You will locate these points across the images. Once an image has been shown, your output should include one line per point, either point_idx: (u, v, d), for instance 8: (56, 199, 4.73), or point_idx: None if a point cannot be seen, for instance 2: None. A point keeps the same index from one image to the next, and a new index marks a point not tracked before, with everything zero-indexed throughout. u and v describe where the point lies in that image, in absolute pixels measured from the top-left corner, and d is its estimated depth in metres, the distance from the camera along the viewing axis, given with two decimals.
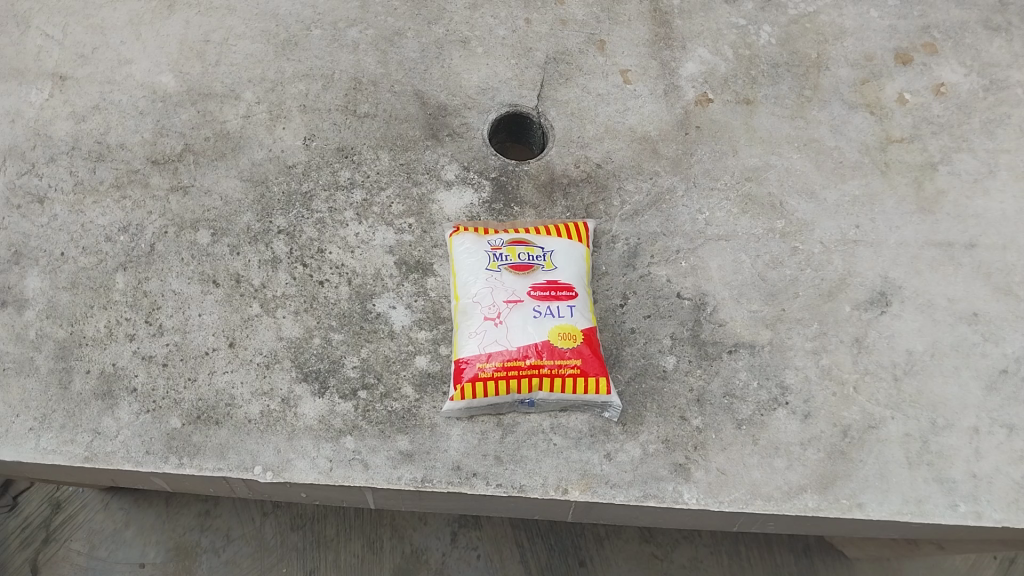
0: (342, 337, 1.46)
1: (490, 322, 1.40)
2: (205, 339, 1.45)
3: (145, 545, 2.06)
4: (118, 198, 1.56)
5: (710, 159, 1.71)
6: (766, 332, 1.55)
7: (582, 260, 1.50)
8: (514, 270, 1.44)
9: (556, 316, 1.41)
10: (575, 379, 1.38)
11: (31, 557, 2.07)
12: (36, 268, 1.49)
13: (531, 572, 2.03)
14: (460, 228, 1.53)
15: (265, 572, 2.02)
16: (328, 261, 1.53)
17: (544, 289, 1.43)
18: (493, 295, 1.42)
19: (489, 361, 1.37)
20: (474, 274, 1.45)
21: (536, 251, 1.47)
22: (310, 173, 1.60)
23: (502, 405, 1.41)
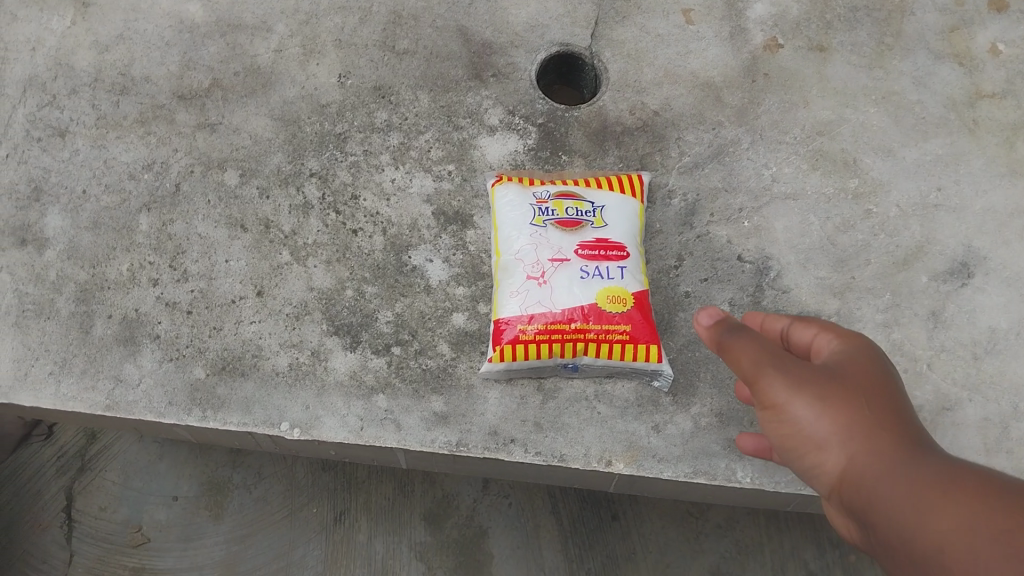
0: (375, 290, 1.37)
1: (533, 281, 1.29)
2: (232, 286, 1.37)
3: (178, 478, 1.98)
4: (143, 134, 1.47)
5: (777, 110, 1.57)
6: (834, 301, 1.44)
7: (635, 217, 1.37)
8: (560, 226, 1.32)
9: (605, 277, 1.29)
10: (623, 346, 1.28)
11: (66, 486, 1.99)
12: (57, 205, 1.42)
13: (563, 525, 1.89)
14: (502, 177, 1.41)
15: (296, 511, 1.93)
16: (362, 209, 1.43)
17: (593, 247, 1.31)
18: (537, 252, 1.31)
19: (531, 324, 1.27)
20: (517, 228, 1.34)
21: (585, 206, 1.35)
22: (345, 114, 1.50)
23: (544, 369, 1.30)
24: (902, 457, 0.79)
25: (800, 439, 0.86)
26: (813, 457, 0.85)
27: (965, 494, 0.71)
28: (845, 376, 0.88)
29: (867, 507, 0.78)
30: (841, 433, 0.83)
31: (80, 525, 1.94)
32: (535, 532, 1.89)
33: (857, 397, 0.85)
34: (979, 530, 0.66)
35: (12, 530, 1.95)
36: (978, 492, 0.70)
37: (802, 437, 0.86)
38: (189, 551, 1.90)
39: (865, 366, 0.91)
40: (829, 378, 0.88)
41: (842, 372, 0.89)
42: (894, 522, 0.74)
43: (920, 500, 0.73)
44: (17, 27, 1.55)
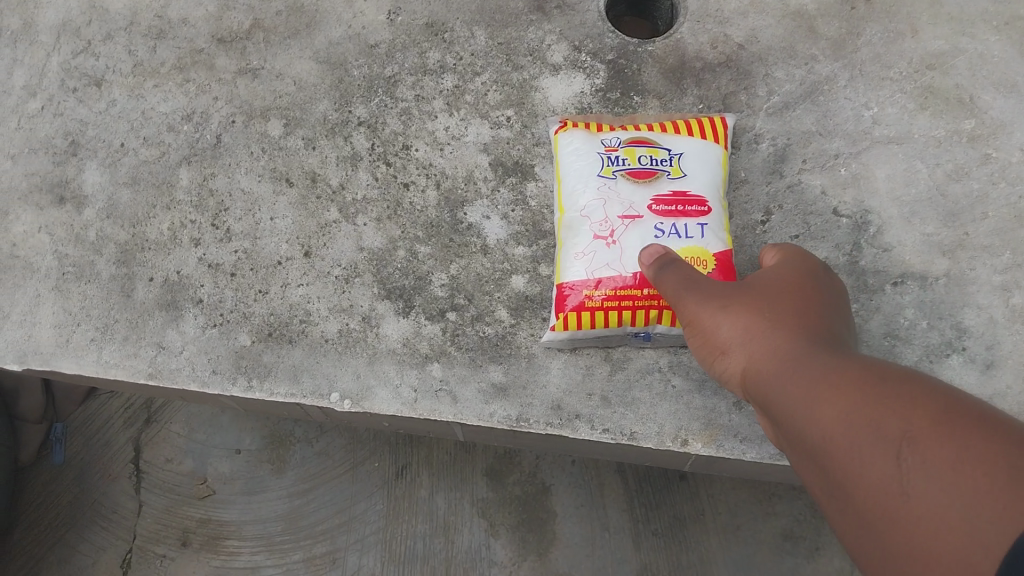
0: (429, 250, 1.27)
1: (601, 241, 1.15)
2: (277, 246, 1.28)
3: (241, 430, 1.88)
4: (181, 81, 1.37)
5: (881, 41, 1.38)
6: (943, 261, 1.27)
7: (719, 167, 1.21)
8: (632, 177, 1.17)
9: (683, 237, 1.14)
10: None
11: (133, 438, 1.91)
12: (95, 160, 1.35)
13: (629, 484, 1.74)
14: (568, 124, 1.26)
15: (357, 465, 1.81)
16: (414, 160, 1.31)
17: (670, 202, 1.15)
18: (606, 207, 1.16)
19: (597, 289, 1.14)
20: (583, 181, 1.19)
21: (660, 154, 1.19)
22: (395, 54, 1.37)
23: (612, 338, 1.18)
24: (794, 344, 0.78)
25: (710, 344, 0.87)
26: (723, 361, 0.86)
27: (837, 371, 0.69)
28: (763, 290, 0.89)
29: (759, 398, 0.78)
30: (745, 334, 0.83)
31: (148, 476, 1.86)
32: (600, 492, 1.74)
33: (768, 303, 0.86)
34: (832, 397, 0.66)
35: (83, 479, 1.88)
36: (848, 369, 0.69)
37: (712, 344, 0.87)
38: (253, 504, 1.80)
39: (792, 283, 0.91)
40: (744, 291, 0.89)
41: (762, 287, 0.91)
42: (775, 408, 0.73)
43: (793, 380, 0.72)
44: None
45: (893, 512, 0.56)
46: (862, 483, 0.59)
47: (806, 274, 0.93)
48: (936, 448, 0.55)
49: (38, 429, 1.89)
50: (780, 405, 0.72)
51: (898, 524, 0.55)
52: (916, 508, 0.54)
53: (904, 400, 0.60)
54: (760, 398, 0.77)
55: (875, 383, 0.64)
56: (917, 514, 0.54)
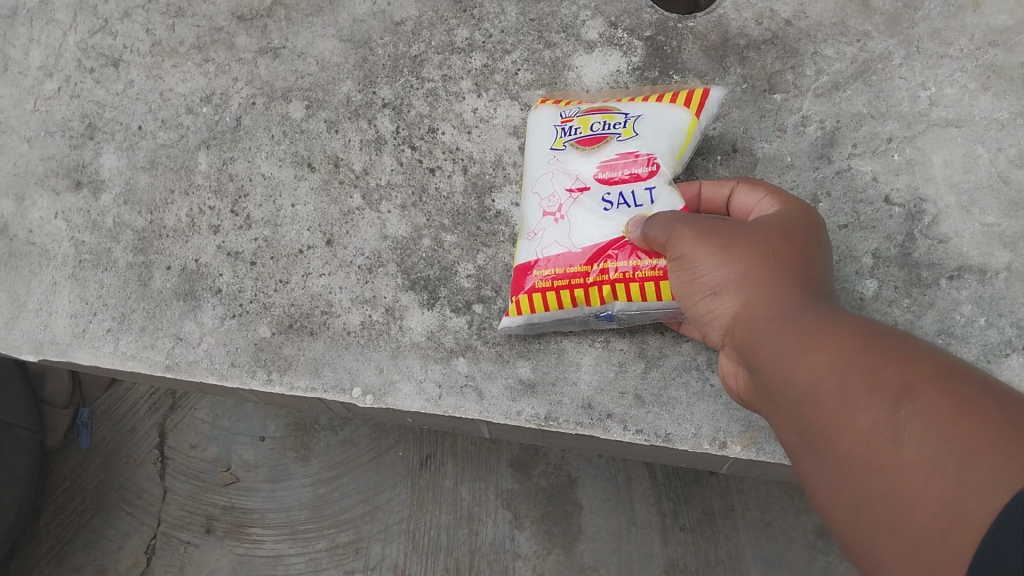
0: (455, 239, 1.21)
1: (548, 218, 1.10)
2: (299, 234, 1.23)
3: (265, 417, 1.84)
4: (200, 61, 1.32)
5: (940, 16, 1.29)
6: (1003, 253, 1.19)
7: (684, 124, 1.08)
8: (580, 146, 1.10)
9: (630, 207, 1.05)
10: (656, 284, 1.02)
11: (159, 423, 1.87)
12: (112, 143, 1.30)
13: (657, 478, 1.68)
14: (542, 97, 1.22)
15: (379, 454, 1.76)
16: (440, 144, 1.25)
17: (617, 168, 1.07)
18: (554, 181, 1.11)
19: (545, 267, 1.08)
20: (539, 156, 1.15)
21: (615, 117, 1.10)
22: (421, 32, 1.30)
23: (574, 321, 1.10)
24: (791, 296, 0.77)
25: (700, 291, 0.86)
26: (710, 306, 0.85)
27: (837, 325, 0.70)
28: (759, 226, 0.86)
29: (749, 346, 0.78)
30: (741, 282, 0.81)
31: (173, 462, 1.83)
32: (628, 485, 1.68)
33: (766, 245, 0.83)
34: (833, 352, 0.66)
35: (107, 465, 1.85)
36: (847, 324, 0.70)
37: (704, 290, 0.85)
38: (277, 492, 1.77)
39: (789, 221, 0.89)
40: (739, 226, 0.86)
41: (760, 221, 0.88)
42: (767, 357, 0.73)
43: (791, 331, 0.72)
44: None
45: (885, 459, 0.58)
46: (858, 432, 0.60)
47: (804, 216, 0.91)
48: (939, 405, 0.56)
49: (63, 413, 1.86)
50: (773, 353, 0.72)
51: (887, 471, 0.57)
52: (912, 460, 0.56)
53: (908, 360, 0.61)
54: (750, 345, 0.77)
55: (878, 340, 0.65)
56: (911, 466, 0.56)
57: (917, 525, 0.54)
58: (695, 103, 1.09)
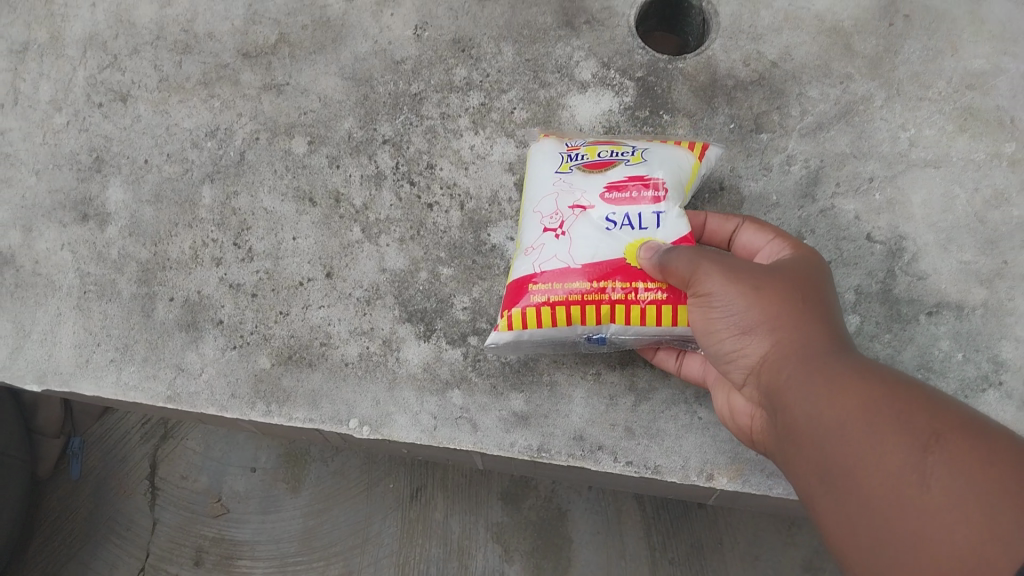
0: (452, 272, 1.25)
1: (550, 234, 1.10)
2: (300, 267, 1.27)
3: (256, 448, 1.87)
4: (205, 96, 1.36)
5: (920, 60, 1.35)
6: (980, 290, 1.23)
7: (689, 163, 1.14)
8: (587, 169, 1.13)
9: (637, 227, 1.07)
10: (656, 309, 1.04)
11: (149, 454, 1.90)
12: (119, 177, 1.34)
13: (647, 509, 1.72)
14: (544, 136, 1.27)
15: (370, 486, 1.79)
16: (438, 180, 1.29)
17: (624, 188, 1.09)
18: (558, 200, 1.11)
19: (542, 283, 1.07)
20: (542, 178, 1.16)
21: (623, 148, 1.15)
22: (421, 71, 1.35)
23: (566, 340, 1.11)
24: (818, 343, 0.83)
25: (724, 328, 0.90)
26: (733, 343, 0.89)
27: (863, 372, 0.76)
28: (783, 271, 0.91)
29: (775, 386, 0.82)
30: (768, 323, 0.86)
31: (164, 492, 1.85)
32: (617, 517, 1.72)
33: (792, 291, 0.88)
34: (865, 400, 0.71)
35: (97, 495, 1.87)
36: (871, 372, 0.75)
37: (728, 327, 0.89)
38: (267, 523, 1.79)
39: (810, 269, 0.94)
40: (766, 268, 0.91)
41: (783, 266, 0.93)
42: (796, 398, 0.78)
43: (822, 377, 0.77)
44: None
45: (911, 500, 0.63)
46: (889, 476, 0.65)
47: (821, 265, 0.97)
48: (967, 452, 0.62)
49: (54, 444, 1.87)
50: (804, 395, 0.77)
51: (911, 512, 0.62)
52: (941, 503, 0.61)
53: (938, 414, 0.67)
54: (777, 386, 0.82)
55: (907, 392, 0.70)
56: (938, 506, 0.61)
57: (940, 563, 0.59)
58: (699, 149, 1.16)
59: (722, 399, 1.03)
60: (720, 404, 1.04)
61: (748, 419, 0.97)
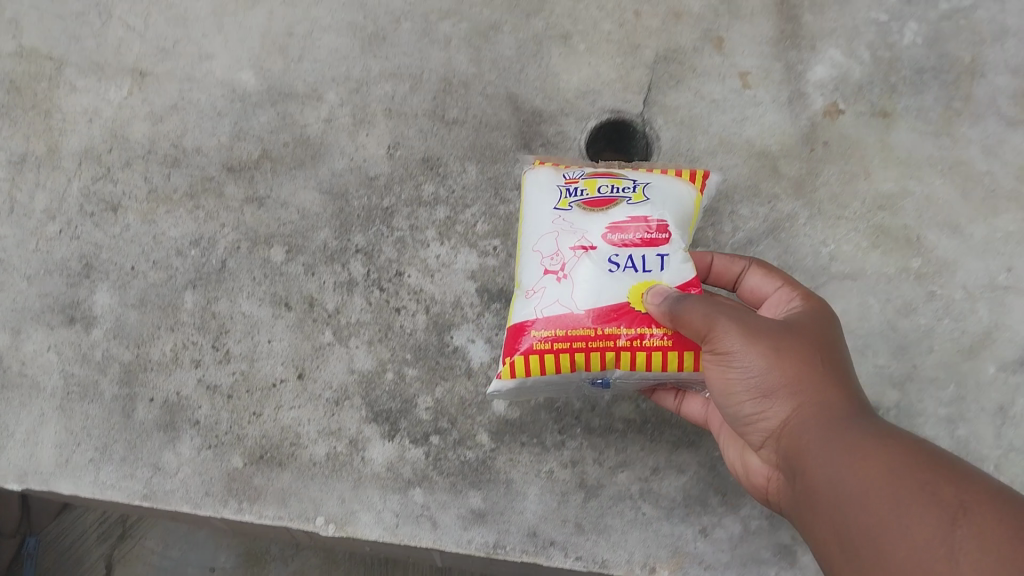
0: (416, 373, 1.35)
1: (552, 276, 1.17)
2: (273, 368, 1.36)
3: (217, 547, 1.92)
4: (191, 208, 1.48)
5: (838, 181, 1.52)
6: (893, 392, 1.40)
7: (686, 199, 1.22)
8: (588, 207, 1.20)
9: (640, 270, 1.15)
10: (659, 354, 1.13)
11: (106, 554, 1.93)
12: (106, 282, 1.44)
13: None
14: (540, 163, 1.33)
15: None
16: (405, 286, 1.41)
17: (626, 230, 1.17)
18: (560, 240, 1.19)
19: (547, 328, 1.15)
20: (543, 215, 1.23)
21: (624, 182, 1.22)
22: (392, 186, 1.49)
23: (570, 381, 1.19)
24: (837, 412, 0.94)
25: (745, 388, 1.01)
26: (756, 405, 1.00)
27: (890, 445, 0.86)
28: (801, 334, 1.03)
29: (800, 451, 0.94)
30: (789, 389, 0.97)
31: None
32: None
33: (810, 358, 1.00)
34: (890, 468, 0.82)
35: None
36: (898, 446, 0.85)
37: (749, 387, 1.00)
38: None
39: (822, 330, 1.06)
40: (783, 332, 1.02)
41: (798, 329, 1.04)
42: (821, 464, 0.89)
43: (845, 445, 0.89)
44: (75, 98, 1.59)
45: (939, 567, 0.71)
46: (907, 532, 0.76)
47: (830, 326, 1.09)
48: (992, 526, 0.71)
49: (10, 543, 1.88)
50: (831, 462, 0.89)
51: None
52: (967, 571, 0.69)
53: (953, 479, 0.79)
54: (803, 451, 0.93)
55: (929, 463, 0.81)
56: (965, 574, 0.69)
57: None
58: (694, 184, 1.24)
59: (731, 450, 1.14)
60: (734, 463, 1.15)
61: (763, 481, 1.07)
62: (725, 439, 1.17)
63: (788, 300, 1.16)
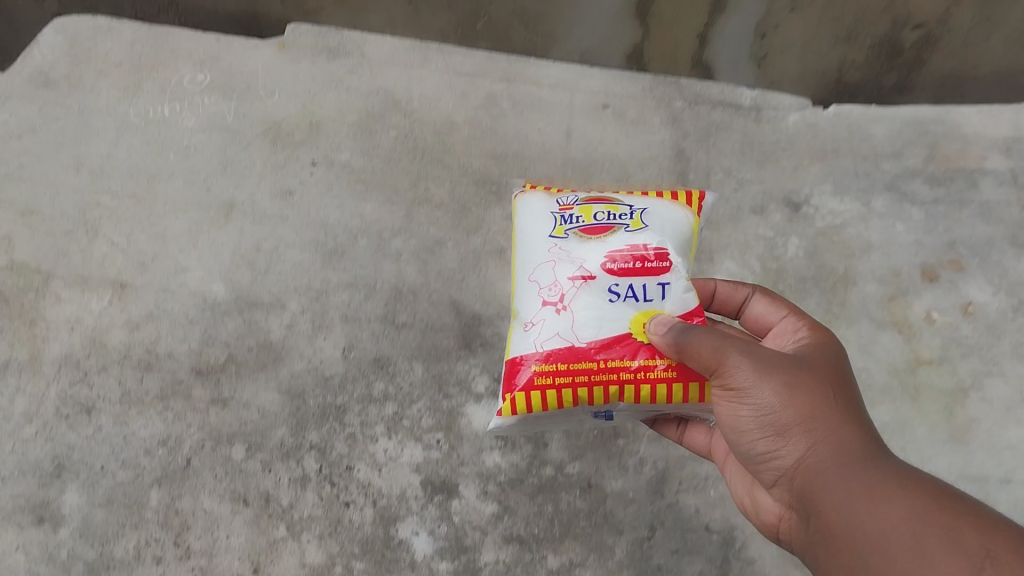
0: (363, 566, 1.50)
1: (551, 307, 1.36)
2: (230, 564, 1.50)
3: None
4: (161, 408, 1.63)
5: None
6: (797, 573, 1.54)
7: (678, 225, 1.44)
8: (584, 236, 1.41)
9: (640, 299, 1.35)
10: (660, 386, 1.31)
11: None
12: (76, 482, 1.56)
13: None
14: (531, 190, 1.56)
15: None
16: (355, 480, 1.57)
17: (624, 258, 1.36)
18: (558, 271, 1.38)
19: (550, 359, 1.32)
20: (541, 243, 1.43)
21: (620, 210, 1.44)
22: (346, 386, 1.67)
23: (576, 409, 1.36)
24: (850, 445, 1.09)
25: (757, 422, 1.16)
26: (767, 442, 1.15)
27: (905, 486, 1.00)
28: (811, 368, 1.18)
29: (812, 482, 1.09)
30: (801, 424, 1.12)
31: None
32: None
33: (820, 390, 1.15)
34: (910, 508, 0.96)
35: None
36: (913, 487, 1.00)
37: (761, 420, 1.15)
38: None
39: (831, 361, 1.22)
40: (794, 366, 1.17)
41: (808, 363, 1.19)
42: (836, 496, 1.05)
43: (857, 480, 1.04)
44: (60, 307, 1.76)
45: None
46: (912, 554, 0.92)
47: (836, 357, 1.24)
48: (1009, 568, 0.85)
49: None
50: (842, 494, 1.04)
51: None
52: None
53: (955, 511, 0.95)
54: (815, 482, 1.08)
55: (944, 505, 0.96)
56: None
57: None
58: (684, 208, 1.48)
59: (736, 475, 1.36)
60: (743, 498, 1.33)
61: (774, 518, 1.24)
62: (727, 466, 1.40)
63: (796, 331, 1.33)
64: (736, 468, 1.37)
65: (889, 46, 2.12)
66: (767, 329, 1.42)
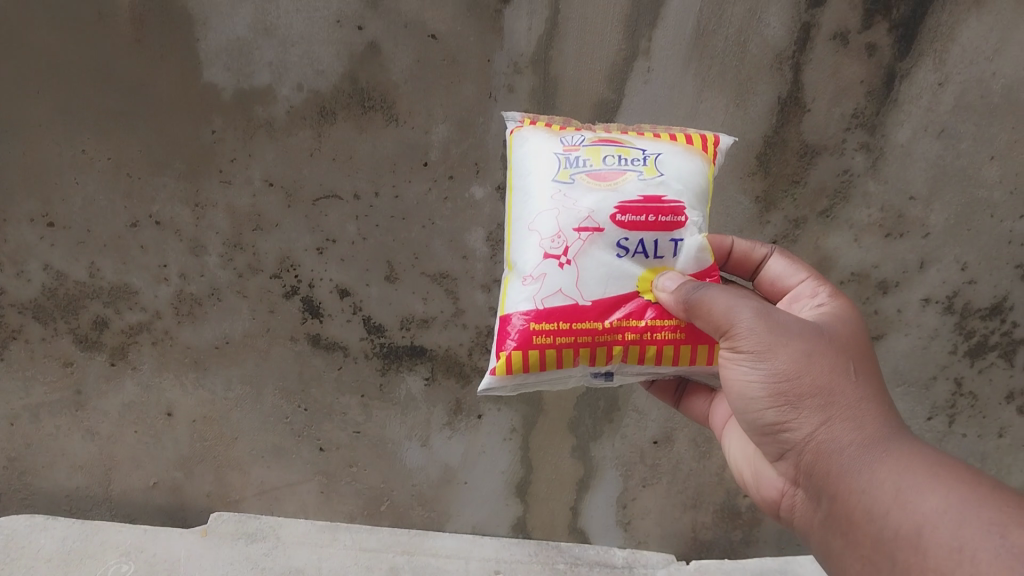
0: None
1: (553, 260, 1.24)
2: None
3: None
4: None
5: None
6: None
7: (699, 171, 1.30)
8: (590, 179, 1.25)
9: (651, 255, 1.26)
10: (665, 348, 1.26)
11: None
12: None
13: None
14: (529, 122, 1.37)
15: None
16: None
17: (637, 208, 1.23)
18: (559, 220, 1.24)
19: (546, 317, 1.24)
20: (542, 186, 1.27)
21: (633, 154, 1.27)
22: None
23: (571, 375, 1.31)
24: (867, 418, 1.09)
25: (767, 389, 1.14)
26: (777, 412, 1.14)
27: (927, 462, 1.03)
28: (829, 338, 1.16)
29: (826, 458, 1.10)
30: (817, 394, 1.11)
31: None
32: None
33: (838, 360, 1.13)
34: (934, 483, 0.99)
35: None
36: (934, 464, 1.02)
37: (772, 385, 1.13)
38: None
39: (852, 328, 1.20)
40: (812, 334, 1.15)
41: (830, 333, 1.17)
42: (855, 468, 1.07)
43: (875, 454, 1.06)
44: None
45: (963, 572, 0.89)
46: (936, 531, 0.94)
47: (855, 323, 1.23)
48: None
49: None
50: (862, 468, 1.06)
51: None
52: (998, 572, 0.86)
53: (979, 493, 0.96)
54: (829, 458, 1.10)
55: (965, 482, 0.98)
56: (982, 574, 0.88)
57: None
58: (706, 152, 1.32)
59: (734, 442, 1.40)
60: (744, 471, 1.35)
61: (776, 493, 1.25)
62: (724, 432, 1.45)
63: (814, 297, 1.31)
64: (735, 436, 1.40)
65: (731, 508, 2.19)
66: (781, 294, 1.40)
